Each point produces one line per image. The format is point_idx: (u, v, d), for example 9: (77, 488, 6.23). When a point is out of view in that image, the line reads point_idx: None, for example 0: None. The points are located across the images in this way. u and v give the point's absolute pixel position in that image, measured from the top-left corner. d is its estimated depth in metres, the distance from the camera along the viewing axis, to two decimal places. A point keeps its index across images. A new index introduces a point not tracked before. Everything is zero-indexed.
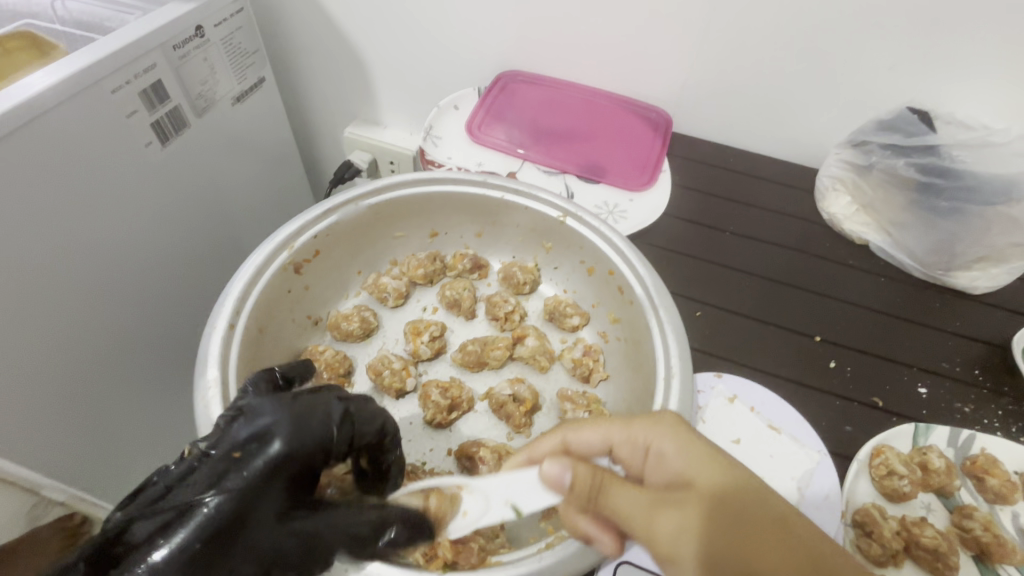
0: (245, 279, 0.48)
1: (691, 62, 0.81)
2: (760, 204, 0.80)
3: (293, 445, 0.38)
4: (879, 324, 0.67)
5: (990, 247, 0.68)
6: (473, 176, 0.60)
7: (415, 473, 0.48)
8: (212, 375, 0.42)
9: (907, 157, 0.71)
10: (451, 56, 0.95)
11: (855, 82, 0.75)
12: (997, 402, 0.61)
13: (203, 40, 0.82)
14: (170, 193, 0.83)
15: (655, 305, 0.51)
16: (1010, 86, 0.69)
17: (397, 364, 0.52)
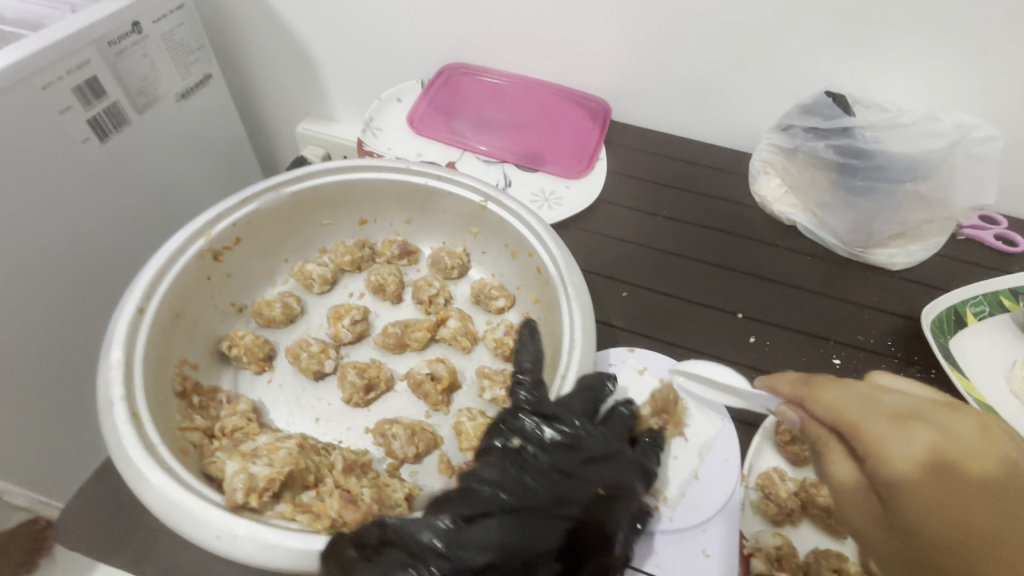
0: (157, 266, 0.48)
1: (624, 52, 0.83)
2: (694, 188, 0.82)
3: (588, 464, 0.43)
4: (800, 300, 0.70)
5: (904, 224, 0.72)
6: (396, 163, 0.61)
7: (326, 450, 0.46)
8: (115, 356, 0.42)
9: (828, 140, 0.72)
10: (395, 49, 0.96)
11: (779, 69, 0.77)
12: (907, 370, 0.63)
13: (141, 36, 0.82)
14: (112, 190, 0.83)
15: (566, 283, 0.53)
16: (922, 70, 0.71)
17: (315, 347, 0.53)
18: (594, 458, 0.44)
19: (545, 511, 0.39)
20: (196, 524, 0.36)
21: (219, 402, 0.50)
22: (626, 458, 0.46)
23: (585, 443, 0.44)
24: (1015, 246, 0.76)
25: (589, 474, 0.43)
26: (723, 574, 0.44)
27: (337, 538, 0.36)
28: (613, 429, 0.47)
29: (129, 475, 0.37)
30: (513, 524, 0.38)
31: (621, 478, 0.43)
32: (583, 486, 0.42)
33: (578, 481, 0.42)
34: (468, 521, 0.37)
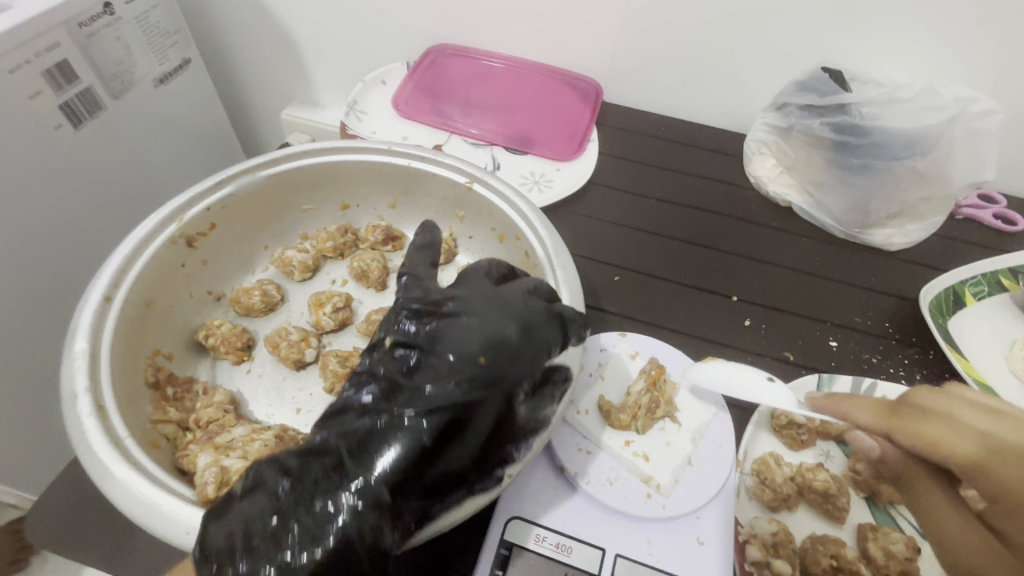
0: (126, 252, 0.46)
1: (616, 30, 0.80)
2: (688, 170, 0.81)
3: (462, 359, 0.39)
4: (796, 283, 0.68)
5: (902, 203, 0.70)
6: (379, 144, 0.59)
7: (305, 441, 0.45)
8: (80, 347, 0.41)
9: (823, 117, 0.71)
10: (380, 31, 0.93)
11: (775, 46, 0.75)
12: (906, 352, 0.62)
13: (113, 18, 0.78)
14: (88, 179, 0.80)
15: (554, 265, 0.51)
16: (922, 44, 0.69)
17: (294, 336, 0.51)
18: (467, 338, 0.39)
19: (432, 425, 0.36)
20: (164, 520, 0.35)
21: (195, 393, 0.48)
22: (496, 318, 0.41)
23: (452, 336, 0.40)
24: (1015, 225, 0.75)
25: (466, 355, 0.39)
26: (719, 564, 0.43)
27: (221, 540, 0.33)
28: (470, 299, 0.42)
29: (93, 469, 0.36)
30: (409, 451, 0.36)
31: (501, 342, 0.40)
32: (467, 373, 0.38)
33: (461, 375, 0.38)
34: (362, 472, 0.35)
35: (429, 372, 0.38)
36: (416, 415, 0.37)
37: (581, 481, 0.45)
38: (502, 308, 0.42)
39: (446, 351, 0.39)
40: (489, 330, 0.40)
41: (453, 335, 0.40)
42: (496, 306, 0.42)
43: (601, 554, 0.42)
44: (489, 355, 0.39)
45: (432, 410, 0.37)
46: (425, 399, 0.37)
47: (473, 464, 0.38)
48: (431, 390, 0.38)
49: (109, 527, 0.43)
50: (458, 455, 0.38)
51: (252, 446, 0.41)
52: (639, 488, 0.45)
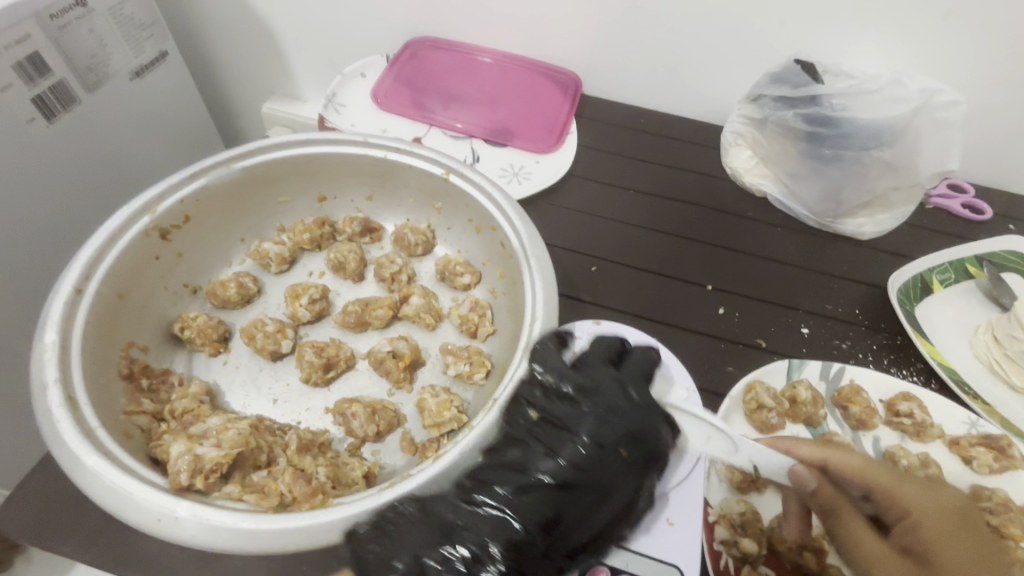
0: (95, 246, 0.46)
1: (594, 22, 0.80)
2: (665, 162, 0.81)
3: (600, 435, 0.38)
4: (770, 271, 0.69)
5: (873, 193, 0.72)
6: (355, 136, 0.59)
7: (281, 430, 0.45)
8: (50, 338, 0.41)
9: (797, 108, 0.72)
10: (360, 24, 0.92)
11: (750, 37, 0.76)
12: (874, 338, 0.63)
13: (86, 10, 0.77)
14: (63, 172, 0.79)
15: (528, 256, 0.52)
16: (892, 36, 0.70)
17: (270, 327, 0.52)
18: (603, 424, 0.39)
19: (573, 500, 0.37)
20: (134, 504, 0.35)
21: (170, 385, 0.48)
22: (629, 409, 0.40)
23: (588, 415, 0.39)
24: (981, 214, 0.77)
25: (606, 443, 0.38)
26: (687, 543, 0.43)
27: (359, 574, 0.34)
28: (605, 386, 0.41)
29: (63, 457, 0.36)
30: (547, 524, 0.36)
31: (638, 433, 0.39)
32: (610, 460, 0.38)
33: (598, 456, 0.38)
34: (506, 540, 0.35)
35: (569, 445, 0.38)
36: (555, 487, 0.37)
37: None
38: (630, 395, 0.41)
39: (587, 433, 0.38)
40: (624, 422, 0.39)
41: (587, 417, 0.39)
42: (630, 389, 0.41)
43: None
44: (627, 447, 0.38)
45: (572, 485, 0.37)
46: (560, 473, 0.37)
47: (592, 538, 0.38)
48: (565, 462, 0.37)
49: (82, 519, 0.43)
50: (582, 532, 0.37)
51: (224, 435, 0.42)
52: None
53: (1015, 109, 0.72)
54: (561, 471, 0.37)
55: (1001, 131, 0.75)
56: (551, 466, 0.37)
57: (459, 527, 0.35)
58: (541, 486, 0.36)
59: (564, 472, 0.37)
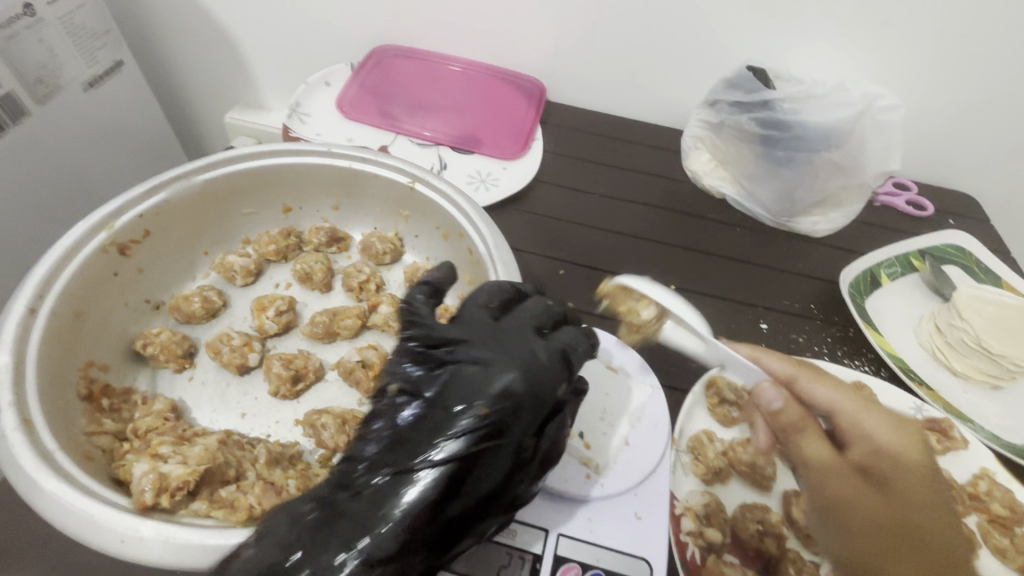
0: (50, 262, 0.45)
1: (556, 31, 0.82)
2: (629, 166, 0.84)
3: (441, 431, 0.37)
4: (729, 270, 0.72)
5: (824, 192, 0.76)
6: (318, 146, 0.59)
7: (247, 445, 0.45)
8: (3, 360, 0.40)
9: (751, 113, 0.75)
10: (323, 33, 0.92)
11: (706, 45, 0.79)
12: (828, 331, 0.66)
13: (35, 19, 0.73)
14: (15, 187, 0.75)
15: (495, 262, 0.53)
16: (837, 44, 0.74)
17: (236, 341, 0.52)
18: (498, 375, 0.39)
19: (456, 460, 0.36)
20: (90, 528, 0.35)
21: (133, 404, 0.48)
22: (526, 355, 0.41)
23: (498, 373, 0.39)
24: (923, 210, 0.82)
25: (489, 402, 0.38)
26: (653, 537, 0.45)
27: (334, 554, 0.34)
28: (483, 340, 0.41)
29: (20, 484, 0.35)
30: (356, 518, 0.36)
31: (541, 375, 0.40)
32: (489, 420, 0.37)
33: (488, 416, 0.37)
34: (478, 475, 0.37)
35: (451, 415, 0.38)
36: (495, 432, 0.37)
37: None
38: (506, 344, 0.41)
39: (466, 390, 0.38)
40: (513, 380, 0.39)
41: (471, 379, 0.39)
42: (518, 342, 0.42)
43: (544, 534, 0.45)
44: (497, 408, 0.37)
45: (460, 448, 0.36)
46: (455, 429, 0.37)
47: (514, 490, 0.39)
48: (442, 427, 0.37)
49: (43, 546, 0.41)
50: (476, 496, 0.37)
51: (189, 453, 0.41)
52: (579, 470, 0.47)
53: (949, 111, 0.77)
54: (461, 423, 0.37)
55: (938, 131, 0.80)
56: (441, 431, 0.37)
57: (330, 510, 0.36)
58: (497, 431, 0.37)
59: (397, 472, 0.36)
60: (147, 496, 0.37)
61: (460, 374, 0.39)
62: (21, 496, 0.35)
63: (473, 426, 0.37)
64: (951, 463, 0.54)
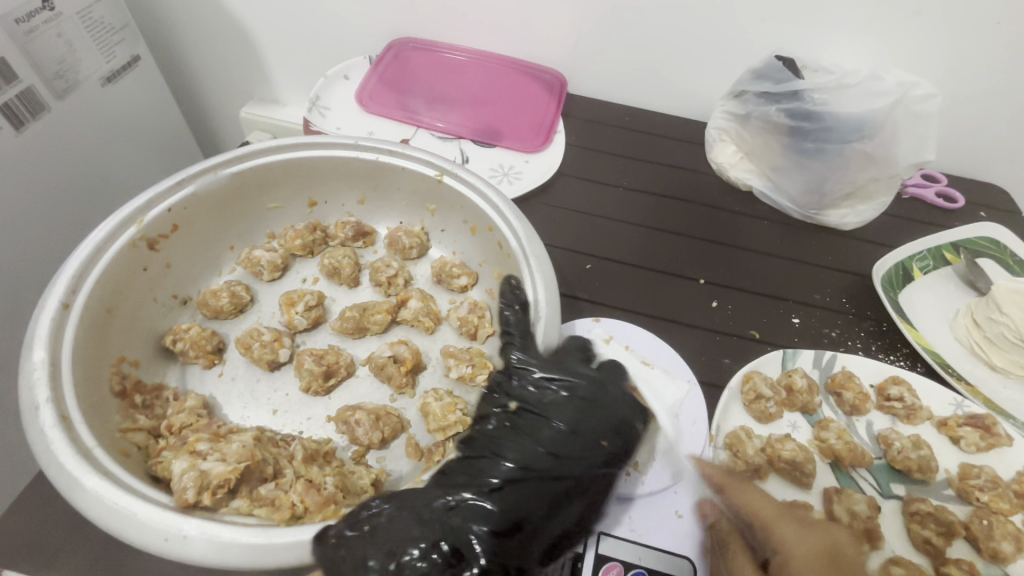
0: (81, 258, 0.45)
1: (578, 22, 0.81)
2: (652, 158, 0.82)
3: (558, 448, 0.42)
4: (758, 263, 0.71)
5: (853, 184, 0.74)
6: (344, 138, 0.58)
7: (282, 442, 0.45)
8: (39, 357, 0.40)
9: (779, 103, 0.73)
10: (339, 26, 0.91)
11: (731, 35, 0.77)
12: (861, 325, 0.65)
13: (53, 13, 0.72)
14: (40, 186, 0.75)
15: (527, 256, 0.52)
16: (867, 33, 0.72)
17: (266, 336, 0.51)
18: (596, 407, 0.44)
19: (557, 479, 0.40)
20: (132, 524, 0.35)
21: (165, 400, 0.47)
22: (625, 391, 0.47)
23: (586, 401, 0.45)
24: (954, 202, 0.80)
25: (582, 430, 0.43)
26: (691, 533, 0.45)
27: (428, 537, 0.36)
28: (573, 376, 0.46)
29: (61, 481, 0.35)
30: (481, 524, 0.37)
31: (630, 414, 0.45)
32: (589, 449, 0.42)
33: (577, 438, 0.42)
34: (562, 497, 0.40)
35: (548, 431, 0.43)
36: (581, 454, 0.41)
37: None
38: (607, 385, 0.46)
39: (562, 419, 0.43)
40: (606, 415, 0.44)
41: (565, 406, 0.44)
42: (608, 376, 0.48)
43: (583, 532, 0.44)
44: (605, 437, 0.43)
45: (560, 458, 0.41)
46: (559, 442, 0.42)
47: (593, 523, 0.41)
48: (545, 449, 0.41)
49: (80, 544, 0.41)
50: (545, 537, 0.38)
51: (225, 449, 0.41)
52: (618, 466, 0.47)
53: (981, 100, 0.76)
54: (555, 442, 0.42)
55: (970, 121, 0.78)
56: (535, 445, 0.42)
57: (436, 518, 0.37)
58: (581, 452, 0.42)
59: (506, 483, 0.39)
60: (187, 493, 0.38)
61: (553, 402, 0.44)
62: (61, 493, 0.35)
63: (584, 451, 0.42)
64: (993, 460, 0.53)
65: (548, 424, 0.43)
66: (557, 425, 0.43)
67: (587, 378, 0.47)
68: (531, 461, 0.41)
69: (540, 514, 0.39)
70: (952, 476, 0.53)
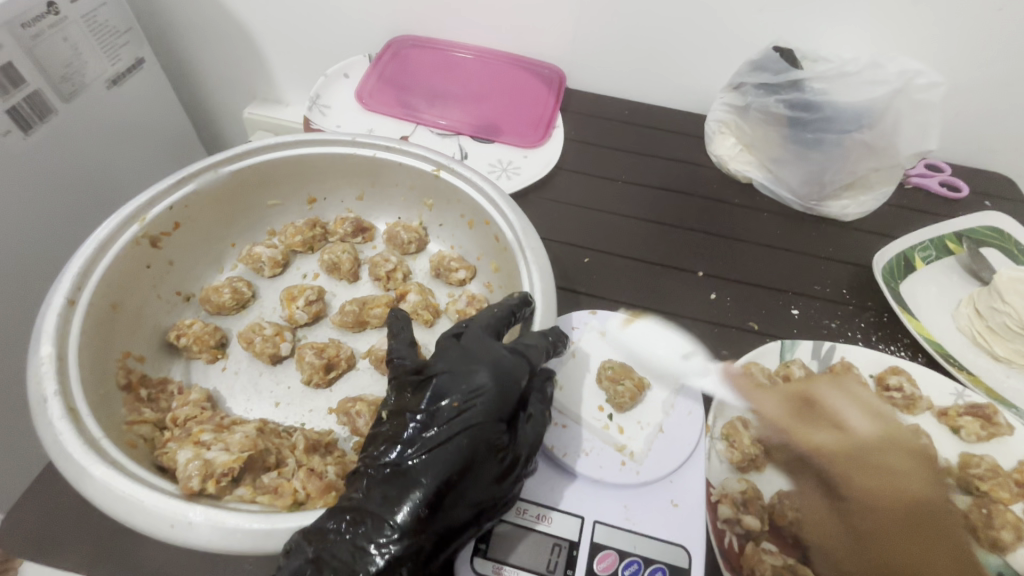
0: (87, 255, 0.46)
1: (576, 16, 0.81)
2: (650, 152, 0.82)
3: (457, 433, 0.38)
4: (758, 255, 0.71)
5: (854, 174, 0.74)
6: (342, 135, 0.59)
7: (286, 433, 0.46)
8: (46, 351, 0.41)
9: (778, 94, 0.73)
10: (339, 26, 0.91)
11: (730, 27, 0.76)
12: (862, 316, 0.65)
13: (59, 18, 0.73)
14: (50, 188, 0.76)
15: (523, 248, 0.53)
16: (867, 23, 0.72)
17: (268, 330, 0.52)
18: (472, 373, 0.41)
19: (466, 449, 0.38)
20: (138, 513, 0.36)
21: (169, 394, 0.49)
22: (491, 356, 0.43)
23: (472, 370, 0.41)
24: (958, 191, 0.79)
25: (492, 395, 0.40)
26: (691, 522, 0.45)
27: (349, 552, 0.35)
28: (454, 358, 0.43)
29: (69, 471, 0.36)
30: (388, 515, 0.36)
31: (506, 374, 0.42)
32: (489, 413, 0.40)
33: (469, 406, 0.40)
34: (420, 435, 0.39)
35: (444, 409, 0.40)
36: (483, 420, 0.39)
37: (557, 453, 0.47)
38: (486, 355, 0.43)
39: (459, 393, 0.40)
40: (499, 380, 0.41)
41: (454, 382, 0.41)
42: (474, 350, 0.43)
43: (580, 522, 0.44)
44: (496, 399, 0.40)
45: (465, 429, 0.39)
46: (466, 417, 0.39)
47: (473, 436, 0.39)
48: (445, 429, 0.39)
49: (89, 534, 0.42)
50: (467, 504, 0.38)
51: (229, 440, 0.42)
52: (613, 457, 0.48)
53: (985, 88, 0.75)
54: (450, 415, 0.39)
55: (974, 109, 0.77)
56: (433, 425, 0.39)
57: (349, 517, 0.36)
58: (479, 415, 0.39)
59: (423, 477, 0.37)
60: (193, 482, 0.38)
61: (441, 380, 0.41)
62: (70, 482, 0.37)
63: (472, 421, 0.39)
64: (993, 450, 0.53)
65: (442, 397, 0.40)
66: (459, 398, 0.40)
67: (488, 352, 0.43)
68: (435, 444, 0.38)
69: (455, 482, 0.37)
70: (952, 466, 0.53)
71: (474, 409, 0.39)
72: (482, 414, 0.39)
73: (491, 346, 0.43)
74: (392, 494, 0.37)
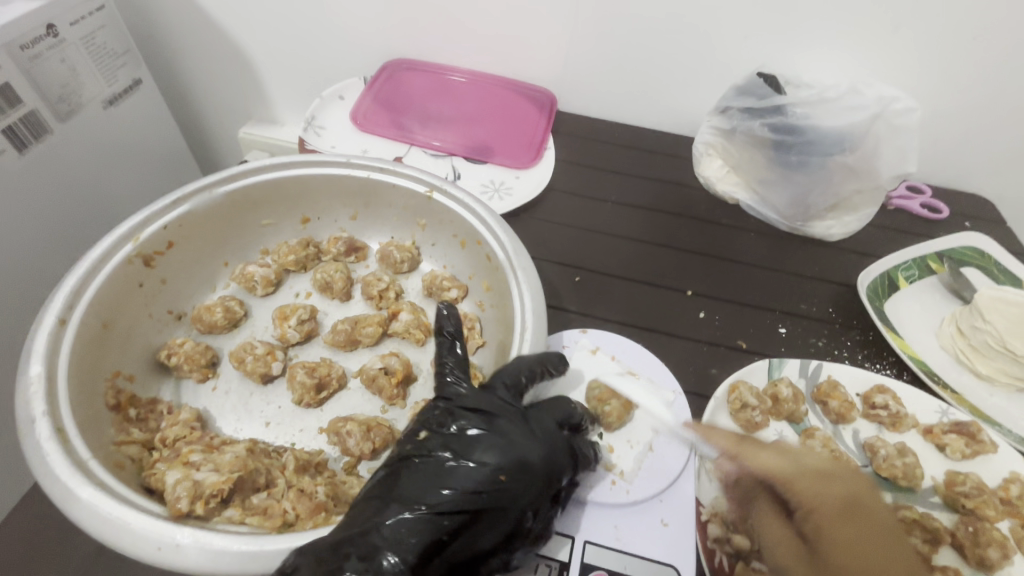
0: (80, 274, 0.46)
1: (566, 41, 0.83)
2: (639, 173, 0.84)
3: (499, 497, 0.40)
4: (746, 274, 0.72)
5: (837, 196, 0.75)
6: (336, 157, 0.60)
7: (275, 453, 0.46)
8: (35, 370, 0.41)
9: (762, 118, 0.75)
10: (335, 49, 0.93)
11: (715, 53, 0.79)
12: (848, 334, 0.66)
13: (57, 40, 0.74)
14: (44, 205, 0.76)
15: (515, 268, 0.53)
16: (846, 51, 0.75)
17: (259, 350, 0.52)
18: (531, 448, 0.42)
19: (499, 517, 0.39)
20: (123, 534, 0.35)
21: (159, 413, 0.48)
22: (552, 441, 0.44)
23: (533, 444, 0.42)
24: (938, 213, 0.81)
25: (543, 478, 0.41)
26: (679, 541, 0.45)
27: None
28: (517, 421, 0.44)
29: (55, 491, 0.36)
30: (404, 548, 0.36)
31: (561, 467, 0.43)
32: (533, 491, 0.41)
33: (513, 480, 0.40)
34: (465, 480, 0.39)
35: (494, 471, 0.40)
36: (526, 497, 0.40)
37: None
38: (548, 435, 0.44)
39: (516, 461, 0.41)
40: (552, 467, 0.42)
41: (516, 449, 0.42)
42: (537, 423, 0.45)
43: (570, 542, 0.45)
44: (543, 484, 0.42)
45: (508, 499, 0.40)
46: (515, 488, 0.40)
47: (514, 505, 0.40)
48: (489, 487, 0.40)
49: None
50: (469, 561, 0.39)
51: (220, 460, 0.42)
52: (603, 476, 0.49)
53: (962, 113, 0.77)
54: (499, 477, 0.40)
55: (951, 134, 0.80)
56: (472, 478, 0.40)
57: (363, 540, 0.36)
58: (524, 490, 0.40)
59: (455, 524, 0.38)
60: (181, 503, 0.38)
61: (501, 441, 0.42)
62: (55, 502, 0.36)
63: (517, 493, 0.40)
64: (978, 467, 0.54)
65: (497, 459, 0.41)
66: (515, 466, 0.41)
67: (550, 435, 0.44)
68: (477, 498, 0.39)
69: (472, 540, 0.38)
70: (939, 483, 0.54)
71: (525, 484, 0.41)
72: (528, 490, 0.41)
73: (553, 429, 0.45)
74: (416, 525, 0.37)
